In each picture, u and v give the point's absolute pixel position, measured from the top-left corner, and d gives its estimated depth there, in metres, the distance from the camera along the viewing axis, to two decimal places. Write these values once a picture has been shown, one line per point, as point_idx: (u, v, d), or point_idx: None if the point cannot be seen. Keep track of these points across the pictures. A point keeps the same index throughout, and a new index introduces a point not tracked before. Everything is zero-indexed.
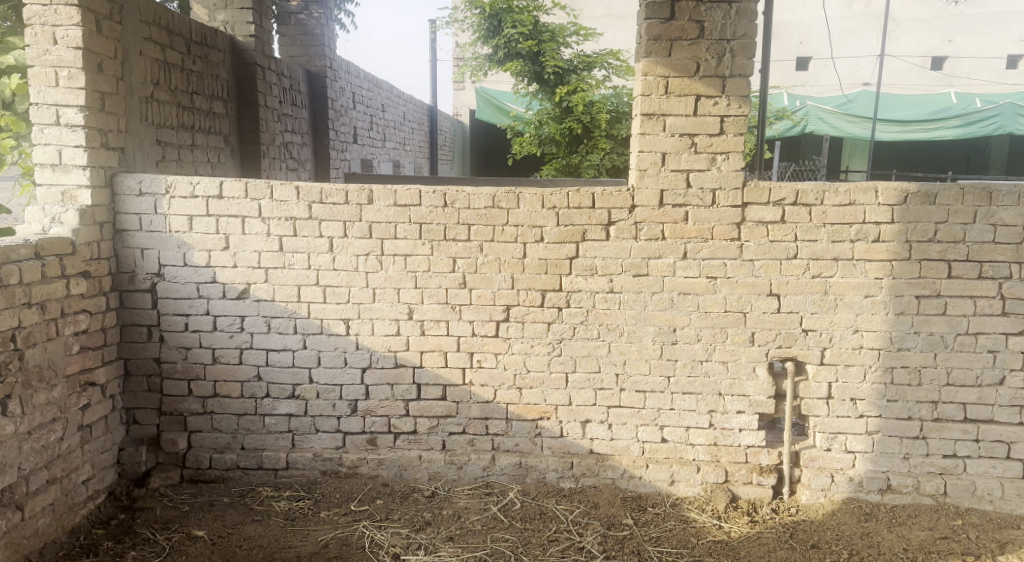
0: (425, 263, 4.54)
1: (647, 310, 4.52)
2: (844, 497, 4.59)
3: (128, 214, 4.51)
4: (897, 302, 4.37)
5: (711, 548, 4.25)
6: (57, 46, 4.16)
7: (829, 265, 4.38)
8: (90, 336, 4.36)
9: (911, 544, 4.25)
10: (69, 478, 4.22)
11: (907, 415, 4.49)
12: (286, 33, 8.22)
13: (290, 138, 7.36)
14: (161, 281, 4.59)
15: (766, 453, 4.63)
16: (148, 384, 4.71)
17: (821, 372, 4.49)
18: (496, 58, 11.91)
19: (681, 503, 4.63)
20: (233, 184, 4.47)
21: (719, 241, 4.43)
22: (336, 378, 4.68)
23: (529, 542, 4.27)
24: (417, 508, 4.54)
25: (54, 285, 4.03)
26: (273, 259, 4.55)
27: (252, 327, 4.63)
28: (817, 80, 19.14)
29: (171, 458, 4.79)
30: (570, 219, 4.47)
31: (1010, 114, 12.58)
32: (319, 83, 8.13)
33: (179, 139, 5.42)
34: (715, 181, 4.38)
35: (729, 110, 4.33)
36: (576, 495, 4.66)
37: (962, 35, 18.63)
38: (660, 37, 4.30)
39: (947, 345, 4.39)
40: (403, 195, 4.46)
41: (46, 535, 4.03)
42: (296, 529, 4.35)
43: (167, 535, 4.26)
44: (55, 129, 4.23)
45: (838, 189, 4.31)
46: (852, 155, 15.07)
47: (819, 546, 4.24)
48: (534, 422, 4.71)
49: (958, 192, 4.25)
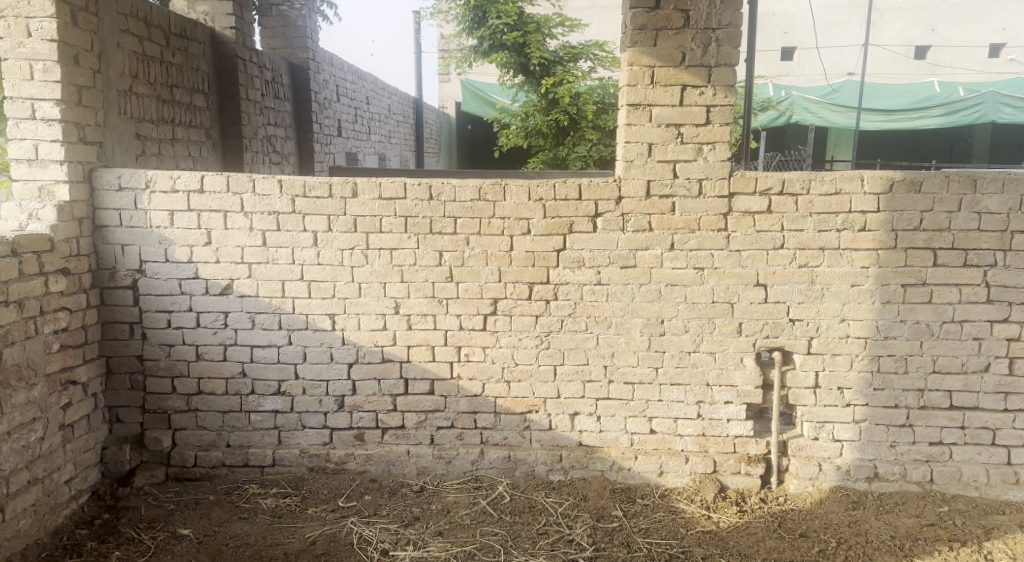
0: (411, 257, 4.50)
1: (635, 301, 4.51)
2: (832, 485, 4.60)
3: (107, 210, 4.44)
4: (883, 291, 4.38)
5: (700, 538, 4.23)
6: (31, 39, 4.08)
7: (815, 255, 4.38)
8: (70, 334, 4.29)
9: (898, 531, 4.26)
10: (51, 478, 4.14)
11: (894, 404, 4.50)
12: (267, 25, 8.10)
13: (273, 130, 7.29)
14: (142, 278, 4.52)
15: (754, 443, 4.64)
16: (131, 382, 4.64)
17: (808, 362, 4.50)
18: (481, 49, 11.75)
19: (670, 494, 4.62)
20: (214, 178, 4.41)
21: (705, 232, 4.42)
22: (322, 374, 4.64)
23: (519, 535, 4.24)
24: (406, 503, 4.51)
25: (32, 283, 3.95)
26: (256, 254, 4.50)
27: (236, 323, 4.57)
28: (799, 69, 19.13)
29: (155, 457, 4.73)
30: (558, 210, 4.44)
31: (992, 103, 12.67)
32: (302, 75, 8.06)
33: (159, 133, 5.34)
34: (701, 171, 4.37)
35: (716, 100, 4.31)
36: (565, 487, 4.64)
37: (944, 23, 18.74)
38: (645, 26, 4.27)
39: (932, 333, 4.40)
40: (388, 188, 4.43)
41: (28, 536, 3.95)
42: (283, 526, 4.29)
43: (152, 534, 4.19)
44: (31, 123, 4.15)
45: (824, 178, 4.31)
46: (837, 145, 15.13)
47: (808, 535, 4.25)
48: (522, 415, 4.69)
49: (944, 179, 4.26)
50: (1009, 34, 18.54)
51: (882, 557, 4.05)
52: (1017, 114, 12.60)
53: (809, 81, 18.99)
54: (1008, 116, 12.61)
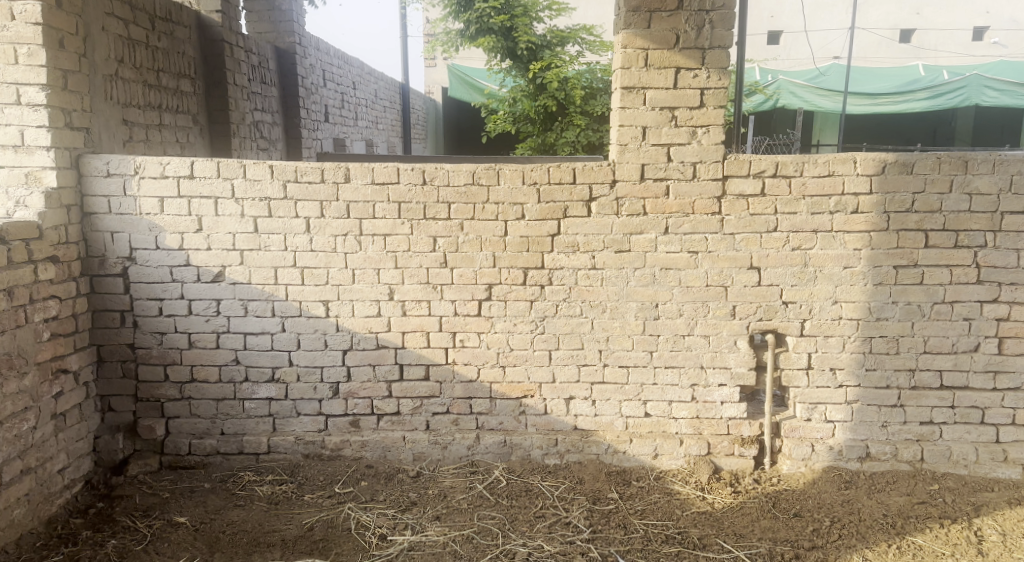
0: (405, 242, 4.48)
1: (630, 286, 4.51)
2: (824, 466, 4.65)
3: (96, 197, 4.38)
4: (875, 272, 4.41)
5: (695, 519, 4.26)
6: (14, 22, 3.99)
7: (808, 238, 4.40)
8: (60, 322, 4.23)
9: (891, 509, 4.32)
10: (44, 467, 4.10)
11: (885, 384, 4.55)
12: (252, 9, 8.00)
13: (260, 116, 7.21)
14: (133, 265, 4.47)
15: (747, 425, 4.67)
16: (123, 370, 4.60)
17: (801, 344, 4.53)
18: (468, 33, 11.68)
19: (665, 476, 4.65)
20: (204, 163, 4.36)
21: (699, 215, 4.42)
22: (316, 360, 4.61)
23: (516, 519, 4.25)
24: (402, 489, 4.51)
25: (22, 271, 3.88)
26: (248, 240, 4.46)
27: (229, 310, 4.54)
28: (786, 52, 19.16)
29: (149, 445, 4.70)
30: (552, 195, 4.43)
31: (976, 86, 12.71)
32: (288, 60, 7.97)
33: (147, 118, 5.28)
34: (695, 154, 4.37)
35: (709, 82, 4.30)
36: (561, 471, 4.66)
37: (928, 7, 18.82)
38: (639, 8, 4.26)
39: (924, 314, 4.44)
40: (381, 172, 4.40)
41: (22, 526, 3.90)
42: (280, 513, 4.28)
43: (147, 522, 4.16)
44: (16, 108, 4.07)
45: (817, 160, 4.32)
46: (823, 129, 15.21)
47: (802, 514, 4.29)
48: (518, 400, 4.70)
49: (935, 161, 4.29)
50: (991, 17, 18.70)
51: (875, 535, 4.10)
52: (1000, 97, 12.68)
53: (795, 65, 19.03)
54: (992, 99, 12.67)
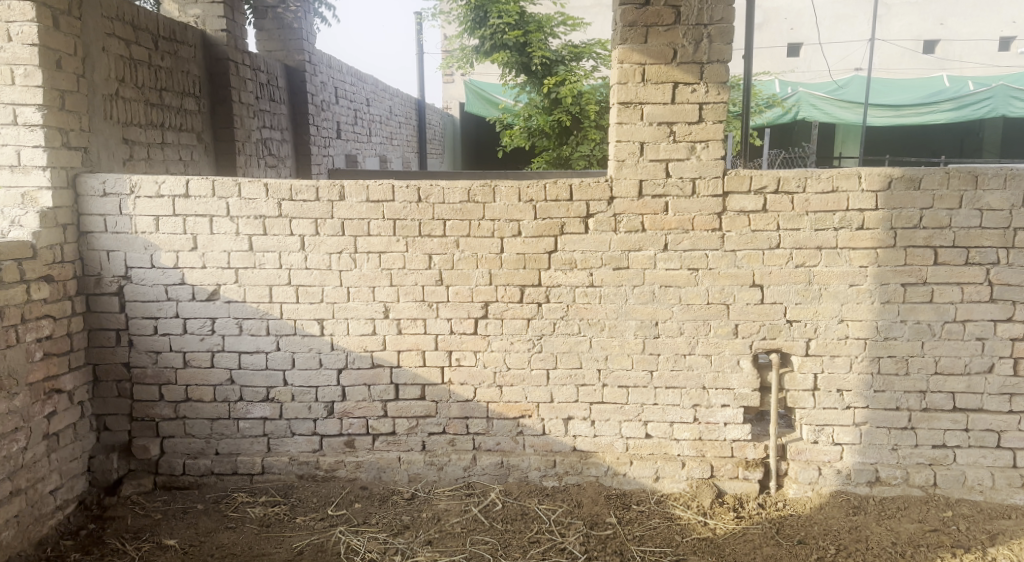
0: (400, 260, 4.43)
1: (629, 303, 4.42)
2: (832, 490, 4.49)
3: (92, 216, 4.39)
4: (883, 290, 4.27)
5: (696, 546, 4.13)
6: (12, 43, 4.03)
7: (812, 254, 4.28)
8: (54, 342, 4.23)
9: (900, 538, 4.15)
10: (34, 488, 4.09)
11: (895, 406, 4.39)
12: (263, 28, 8.03)
13: (268, 133, 7.25)
14: (128, 283, 4.47)
15: (752, 447, 4.54)
16: (119, 390, 4.59)
17: (806, 364, 4.40)
18: (483, 50, 11.53)
19: (667, 499, 4.52)
20: (199, 182, 4.36)
21: (699, 232, 4.32)
22: (311, 380, 4.57)
23: (509, 544, 4.15)
24: (396, 511, 4.43)
25: (12, 291, 3.88)
26: (243, 259, 4.43)
27: (223, 329, 4.51)
28: (805, 65, 18.99)
29: (144, 465, 4.67)
30: (548, 212, 4.36)
31: (1003, 97, 12.41)
32: (298, 78, 8.01)
33: (148, 137, 5.30)
34: (694, 170, 4.27)
35: (708, 97, 4.22)
36: (559, 494, 4.56)
37: (953, 17, 18.58)
38: (635, 23, 4.19)
39: (934, 334, 4.29)
40: (376, 190, 4.35)
41: (11, 548, 3.88)
42: (271, 536, 4.23)
43: (137, 544, 4.13)
44: (12, 129, 4.10)
45: (821, 175, 4.21)
46: (844, 142, 14.98)
47: (806, 542, 4.15)
48: (515, 421, 4.61)
49: (944, 176, 4.15)
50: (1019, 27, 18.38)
51: None
52: None
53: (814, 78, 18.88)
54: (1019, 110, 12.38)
